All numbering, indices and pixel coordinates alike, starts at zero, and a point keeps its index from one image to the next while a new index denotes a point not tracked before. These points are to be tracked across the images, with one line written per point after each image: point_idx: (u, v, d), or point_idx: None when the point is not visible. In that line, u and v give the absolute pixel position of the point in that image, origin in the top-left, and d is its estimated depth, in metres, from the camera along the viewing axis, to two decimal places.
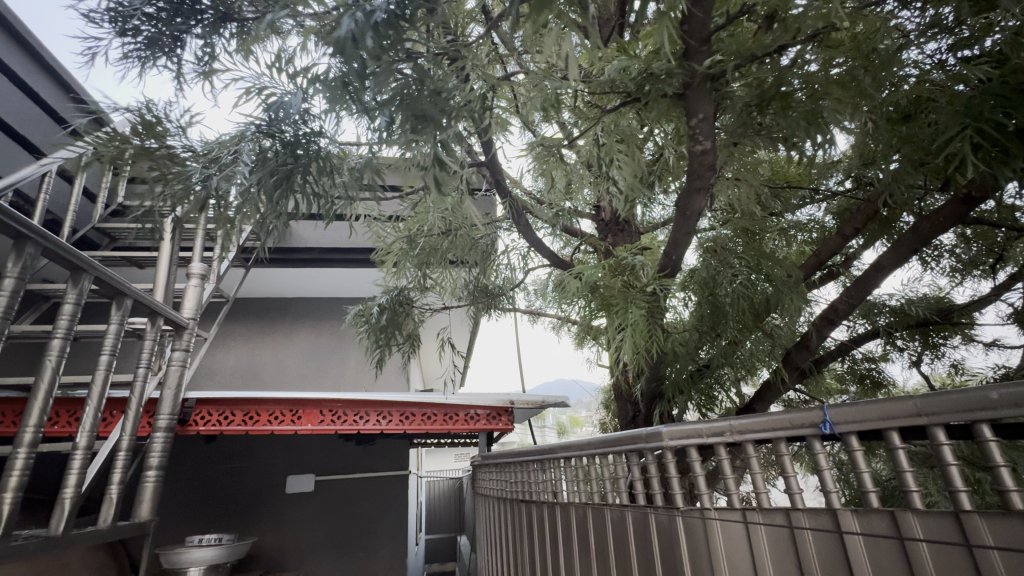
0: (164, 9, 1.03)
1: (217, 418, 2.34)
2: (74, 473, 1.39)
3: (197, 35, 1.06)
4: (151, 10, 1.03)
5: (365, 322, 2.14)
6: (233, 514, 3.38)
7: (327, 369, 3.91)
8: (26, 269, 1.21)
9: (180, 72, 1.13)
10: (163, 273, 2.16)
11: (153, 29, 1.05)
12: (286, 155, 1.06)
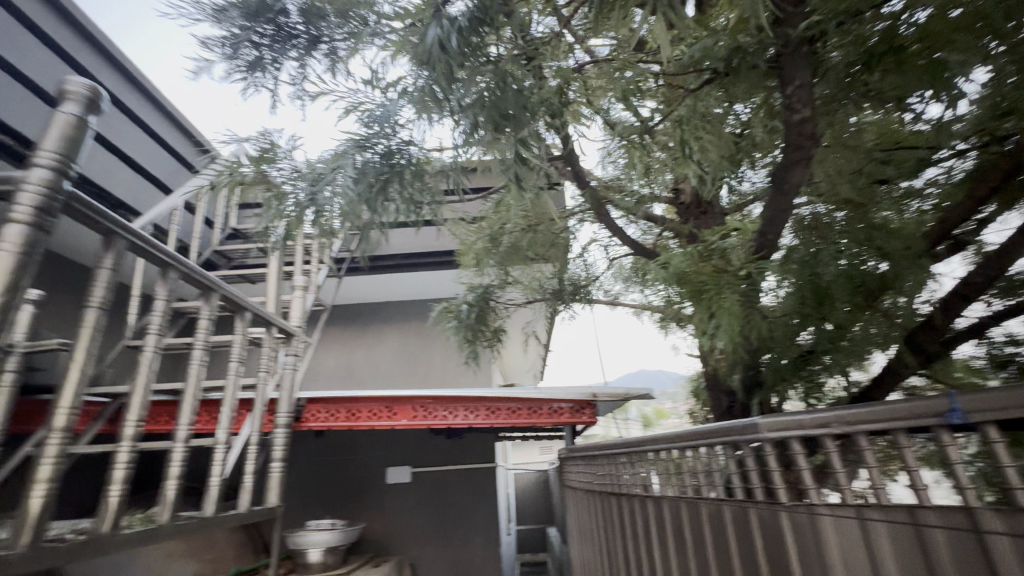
0: (269, 38, 1.35)
1: (325, 415, 2.57)
2: (217, 463, 1.62)
3: (293, 57, 1.39)
4: (257, 38, 1.34)
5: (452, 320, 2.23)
6: (343, 502, 3.71)
7: (416, 365, 4.15)
8: (172, 292, 1.45)
9: (278, 93, 1.44)
10: (273, 288, 2.39)
11: (258, 54, 1.35)
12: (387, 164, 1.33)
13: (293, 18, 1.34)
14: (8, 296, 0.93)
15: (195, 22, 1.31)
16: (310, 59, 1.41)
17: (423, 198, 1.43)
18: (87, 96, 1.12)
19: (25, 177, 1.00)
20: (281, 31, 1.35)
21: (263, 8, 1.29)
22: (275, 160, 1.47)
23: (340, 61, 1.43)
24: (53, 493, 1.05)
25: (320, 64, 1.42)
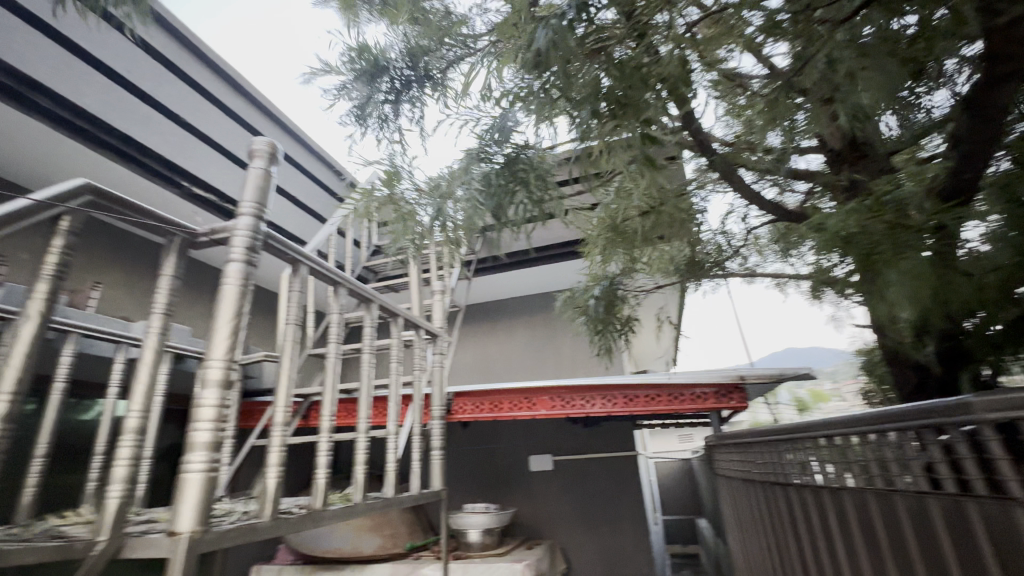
0: (388, 92, 1.55)
1: (470, 407, 2.77)
2: (390, 451, 1.85)
3: (411, 99, 1.56)
4: (378, 95, 1.55)
5: (584, 312, 2.23)
6: (493, 488, 3.96)
7: (546, 357, 4.25)
8: (343, 306, 1.71)
9: (404, 138, 1.62)
10: (415, 293, 2.65)
11: (382, 109, 1.56)
12: (506, 169, 1.42)
13: (401, 65, 1.53)
14: (237, 318, 1.18)
15: (331, 106, 1.59)
16: (423, 96, 1.57)
17: (544, 194, 1.47)
18: (269, 151, 1.36)
19: (235, 224, 1.26)
20: (400, 81, 1.54)
21: (374, 67, 1.51)
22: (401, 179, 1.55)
23: (448, 87, 1.58)
24: (280, 474, 1.31)
25: (433, 98, 1.58)
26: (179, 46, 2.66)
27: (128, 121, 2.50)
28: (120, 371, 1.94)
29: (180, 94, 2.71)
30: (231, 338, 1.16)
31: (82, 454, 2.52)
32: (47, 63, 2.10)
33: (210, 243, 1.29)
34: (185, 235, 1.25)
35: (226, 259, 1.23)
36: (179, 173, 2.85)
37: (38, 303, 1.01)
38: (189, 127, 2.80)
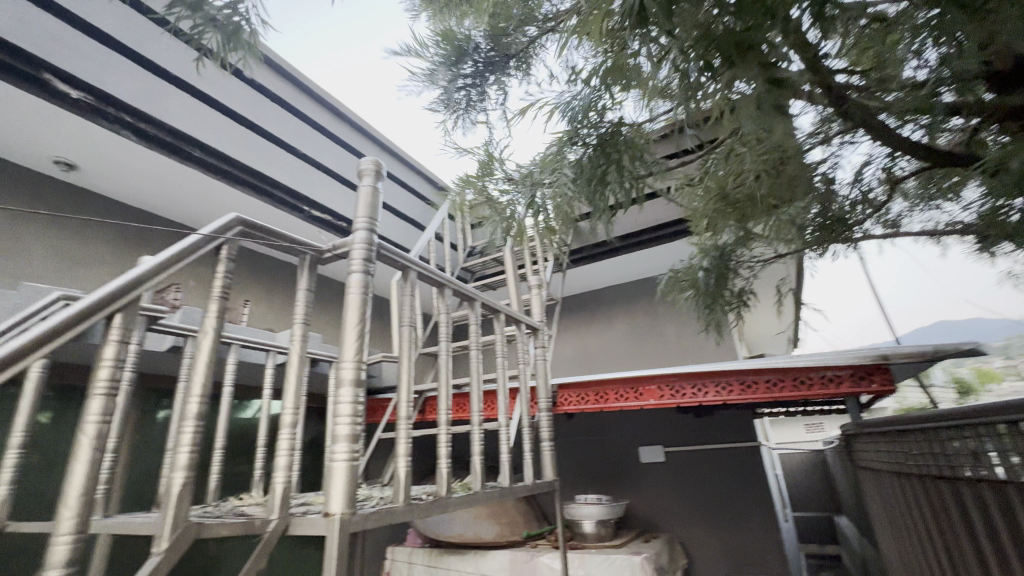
0: (471, 76, 1.57)
1: (576, 399, 2.77)
2: (503, 443, 1.93)
3: (494, 83, 1.59)
4: (462, 82, 1.57)
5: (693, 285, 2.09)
6: (604, 480, 3.93)
7: (649, 344, 4.11)
8: (450, 305, 1.81)
9: (491, 120, 1.66)
10: (514, 289, 2.71)
11: (469, 93, 1.59)
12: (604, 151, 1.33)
13: (483, 49, 1.54)
14: (361, 323, 1.31)
15: (417, 94, 1.62)
16: (507, 79, 1.60)
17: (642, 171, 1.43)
18: (374, 169, 1.49)
19: (353, 239, 1.39)
20: (482, 64, 1.56)
21: (459, 53, 1.52)
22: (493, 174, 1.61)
23: (529, 67, 1.61)
24: (409, 464, 1.43)
25: (517, 79, 1.62)
26: (290, 91, 3.17)
27: (258, 158, 2.85)
28: (271, 374, 2.23)
29: (296, 131, 3.14)
30: (358, 342, 1.29)
31: (247, 448, 2.95)
32: (200, 119, 2.56)
33: (334, 259, 1.46)
34: (314, 253, 1.42)
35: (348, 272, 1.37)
36: (301, 199, 3.14)
37: (212, 318, 1.14)
38: (303, 156, 3.17)
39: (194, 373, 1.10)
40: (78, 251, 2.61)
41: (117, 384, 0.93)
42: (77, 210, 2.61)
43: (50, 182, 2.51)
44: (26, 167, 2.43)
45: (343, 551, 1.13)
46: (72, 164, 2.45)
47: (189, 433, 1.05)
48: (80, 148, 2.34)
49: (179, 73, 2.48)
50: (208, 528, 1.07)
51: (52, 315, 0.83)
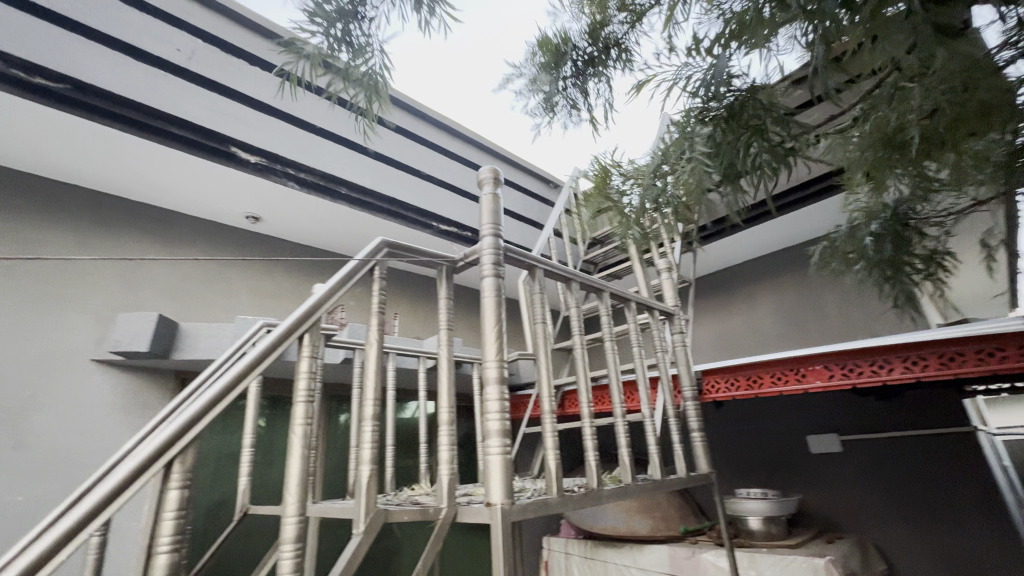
0: (571, 75, 1.43)
1: (724, 385, 2.56)
2: (650, 434, 1.86)
3: (594, 79, 1.43)
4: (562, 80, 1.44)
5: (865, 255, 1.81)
6: (767, 473, 3.56)
7: (806, 318, 3.63)
8: (579, 298, 1.81)
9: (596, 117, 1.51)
10: (641, 275, 2.60)
11: (569, 94, 1.45)
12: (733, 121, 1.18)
13: (584, 47, 1.41)
14: (498, 325, 1.38)
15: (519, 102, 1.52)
16: (608, 70, 1.43)
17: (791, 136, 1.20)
18: (492, 176, 1.55)
19: (481, 246, 1.48)
20: (582, 61, 1.42)
21: (560, 52, 1.40)
22: (610, 181, 1.58)
23: (635, 57, 1.41)
24: (558, 456, 1.46)
25: (619, 71, 1.44)
26: (409, 119, 3.48)
27: (390, 185, 3.19)
28: (423, 378, 2.46)
29: (417, 154, 3.44)
30: (498, 341, 1.36)
31: (411, 444, 3.30)
32: (342, 161, 2.95)
33: (467, 267, 1.56)
34: (449, 264, 1.54)
35: (481, 277, 1.46)
36: (430, 216, 3.42)
37: (375, 331, 1.31)
38: (427, 178, 3.47)
39: (367, 381, 1.26)
40: (271, 287, 3.19)
41: (312, 392, 1.12)
42: (268, 253, 3.21)
43: (246, 235, 3.13)
44: (228, 224, 3.06)
45: (507, 539, 1.20)
46: (258, 217, 3.01)
47: (370, 431, 1.22)
48: (261, 202, 2.86)
49: (326, 127, 2.94)
50: (393, 513, 1.22)
51: (262, 340, 1.04)
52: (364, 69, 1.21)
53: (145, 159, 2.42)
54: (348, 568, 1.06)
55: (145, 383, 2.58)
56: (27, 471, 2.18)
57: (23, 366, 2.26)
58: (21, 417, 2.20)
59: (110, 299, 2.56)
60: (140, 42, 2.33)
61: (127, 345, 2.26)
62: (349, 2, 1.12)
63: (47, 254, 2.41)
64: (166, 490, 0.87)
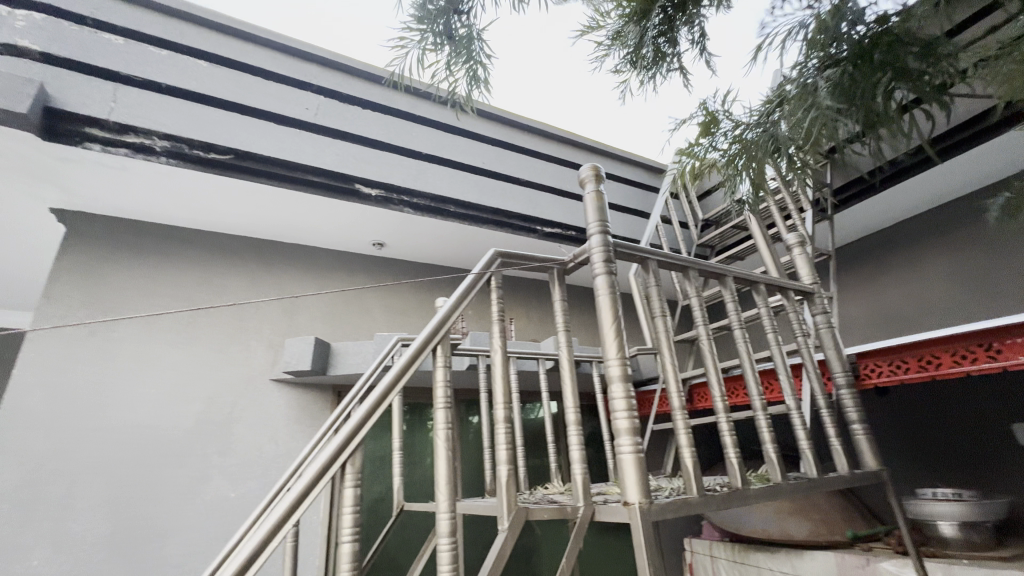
0: (663, 25, 1.33)
1: (888, 368, 2.18)
2: (799, 428, 1.69)
3: (686, 25, 1.34)
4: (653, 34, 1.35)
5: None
6: (960, 470, 2.98)
7: (993, 281, 2.98)
8: (699, 286, 1.70)
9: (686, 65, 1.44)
10: (768, 254, 2.35)
11: (660, 47, 1.37)
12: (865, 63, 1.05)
13: None
14: (617, 322, 1.37)
15: (603, 60, 1.52)
16: (701, 13, 1.33)
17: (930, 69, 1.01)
18: (593, 174, 1.53)
19: (590, 246, 1.47)
20: (672, 6, 1.30)
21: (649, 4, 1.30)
22: (718, 125, 1.37)
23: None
24: (695, 454, 1.40)
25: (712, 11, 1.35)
26: (502, 130, 3.65)
27: (494, 196, 3.30)
28: (545, 378, 2.51)
29: (514, 162, 3.55)
30: (619, 338, 1.35)
31: (538, 444, 3.39)
32: (449, 181, 3.15)
33: (577, 267, 1.57)
34: (560, 267, 1.57)
35: (594, 276, 1.46)
36: (533, 220, 3.44)
37: (498, 338, 1.38)
38: (526, 184, 3.55)
39: (495, 386, 1.34)
40: (399, 304, 3.51)
41: (450, 397, 1.22)
42: (394, 274, 3.54)
43: (375, 260, 3.50)
44: (359, 252, 3.44)
45: (651, 540, 1.18)
46: (383, 243, 3.34)
47: (504, 432, 1.29)
48: (384, 229, 3.18)
49: (429, 152, 3.19)
50: (534, 511, 1.27)
51: (402, 354, 1.16)
52: (465, 57, 1.26)
53: (289, 206, 2.83)
54: (498, 562, 1.13)
55: (310, 397, 3.00)
56: (236, 472, 2.68)
57: (224, 387, 2.78)
58: (227, 428, 2.72)
59: (277, 329, 3.03)
60: (280, 107, 2.76)
61: (294, 365, 2.67)
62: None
63: (231, 296, 2.95)
64: (343, 488, 1.02)
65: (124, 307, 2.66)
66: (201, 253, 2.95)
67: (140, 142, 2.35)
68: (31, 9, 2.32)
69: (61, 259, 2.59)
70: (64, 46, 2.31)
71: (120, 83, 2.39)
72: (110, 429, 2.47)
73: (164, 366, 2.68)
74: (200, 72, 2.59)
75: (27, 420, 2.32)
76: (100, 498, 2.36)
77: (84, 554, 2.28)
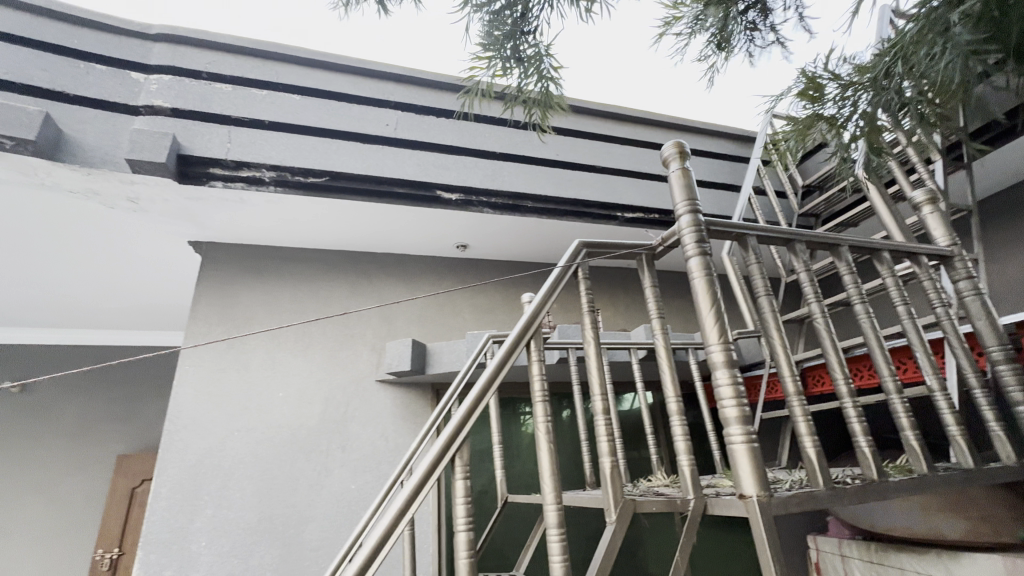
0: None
1: None
2: (947, 413, 1.47)
3: None
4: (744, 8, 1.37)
5: None
6: None
7: None
8: (808, 260, 1.54)
9: (783, 35, 1.42)
10: (891, 219, 2.06)
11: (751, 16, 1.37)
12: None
13: None
14: (716, 306, 1.29)
15: (687, 48, 1.47)
16: None
17: None
18: (677, 151, 1.45)
19: (678, 227, 1.40)
20: None
21: None
22: (823, 93, 1.31)
23: None
24: (818, 443, 1.27)
25: None
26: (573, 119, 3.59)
27: (571, 186, 3.26)
28: (639, 369, 2.43)
29: (589, 150, 3.48)
30: (719, 323, 1.27)
31: (635, 436, 3.31)
32: (525, 176, 3.17)
33: (666, 251, 1.51)
34: (648, 252, 1.51)
35: (686, 258, 1.38)
36: (613, 207, 3.34)
37: (590, 330, 1.36)
38: (602, 171, 3.46)
39: (591, 378, 1.32)
40: (486, 302, 3.60)
41: (547, 391, 1.23)
42: (479, 273, 3.64)
43: (460, 261, 3.62)
44: (445, 255, 3.58)
45: (774, 536, 1.10)
46: (466, 244, 3.44)
47: (604, 424, 1.27)
48: (467, 231, 3.28)
49: (503, 150, 3.23)
50: (641, 504, 1.24)
51: (498, 350, 1.19)
52: (536, 76, 1.33)
53: (380, 218, 3.02)
54: (608, 556, 1.12)
55: (412, 395, 3.19)
56: (354, 466, 2.93)
57: (338, 389, 3.05)
58: (343, 426, 2.98)
59: (378, 334, 3.26)
60: (364, 126, 2.95)
61: (396, 365, 2.85)
62: (514, 23, 1.25)
63: (336, 306, 3.22)
64: (454, 480, 1.08)
65: (251, 322, 3.03)
66: (308, 269, 3.26)
67: (252, 175, 2.65)
68: (161, 73, 2.71)
69: (201, 285, 3.01)
70: (187, 100, 2.66)
71: (232, 126, 2.71)
72: (249, 429, 2.83)
73: (287, 372, 3.01)
74: (295, 105, 2.86)
75: (187, 423, 2.74)
76: (247, 489, 2.72)
77: (239, 537, 2.63)
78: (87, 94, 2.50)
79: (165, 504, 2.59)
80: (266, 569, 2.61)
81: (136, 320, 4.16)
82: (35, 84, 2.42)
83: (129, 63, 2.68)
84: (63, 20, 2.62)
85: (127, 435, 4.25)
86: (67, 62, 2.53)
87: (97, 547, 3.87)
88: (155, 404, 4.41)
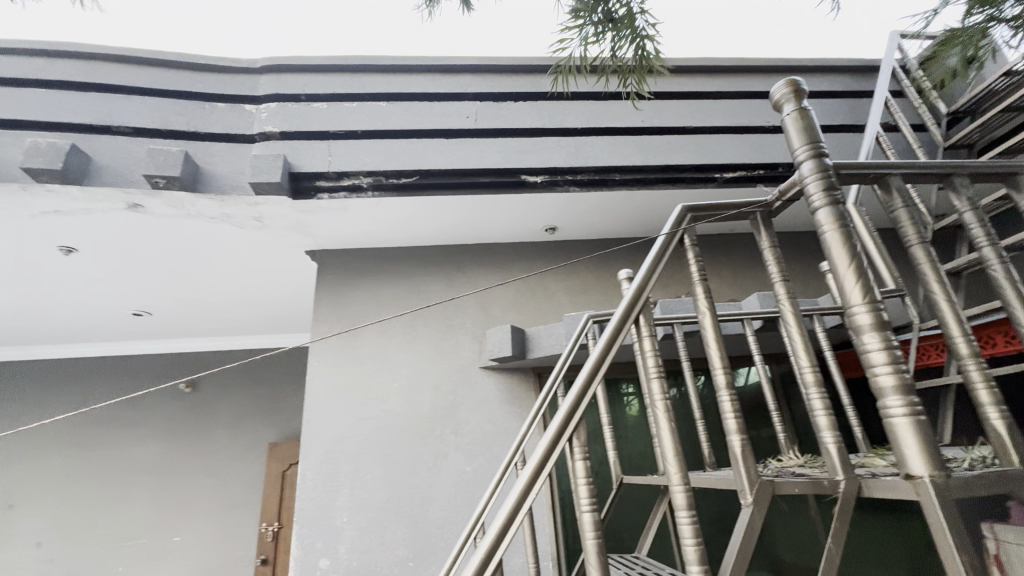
0: None
1: None
2: None
3: None
4: None
5: None
6: None
7: None
8: (975, 196, 1.28)
9: None
10: None
11: None
12: None
13: None
14: (856, 261, 1.12)
15: None
16: None
17: None
18: (791, 90, 1.26)
19: (800, 176, 1.24)
20: None
21: None
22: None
23: None
24: (1007, 413, 1.06)
25: None
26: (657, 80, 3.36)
27: (661, 152, 3.05)
28: (756, 340, 2.22)
29: (678, 110, 3.22)
30: (862, 281, 1.11)
31: (754, 413, 3.07)
32: (611, 148, 3.03)
33: (785, 205, 1.35)
34: (763, 209, 1.36)
35: (813, 210, 1.22)
36: (710, 169, 3.09)
37: (703, 299, 1.26)
38: (694, 132, 3.21)
39: (710, 351, 1.23)
40: (581, 284, 3.54)
41: (662, 367, 1.17)
42: (570, 255, 3.58)
43: (550, 245, 3.59)
44: (535, 240, 3.57)
45: (956, 521, 0.93)
46: (555, 226, 3.41)
47: (729, 400, 1.17)
48: (555, 213, 3.24)
49: (584, 124, 3.12)
50: (780, 485, 1.13)
51: (605, 329, 1.14)
52: (630, 37, 1.19)
53: (469, 209, 3.09)
54: (748, 541, 1.04)
55: (515, 380, 3.25)
56: (468, 449, 3.07)
57: (446, 378, 3.21)
58: (455, 412, 3.13)
59: (478, 323, 3.36)
60: (446, 122, 3.03)
61: (499, 351, 2.92)
62: None
63: (436, 298, 3.38)
64: (574, 460, 1.07)
65: (363, 319, 3.29)
66: (408, 266, 3.45)
67: (352, 183, 2.85)
68: (268, 102, 3.00)
69: (320, 289, 3.32)
70: (292, 122, 2.92)
71: (330, 140, 2.93)
72: (373, 416, 3.08)
73: (399, 363, 3.22)
74: (382, 111, 3.01)
75: (320, 413, 3.06)
76: (376, 471, 2.98)
77: (374, 514, 2.90)
78: (213, 131, 2.86)
79: (311, 484, 2.93)
80: (400, 543, 2.85)
81: (270, 325, 4.74)
82: (175, 128, 2.81)
83: (242, 97, 3.00)
84: (187, 68, 3.00)
85: (274, 426, 4.86)
86: (195, 105, 2.90)
87: (262, 521, 4.52)
88: (293, 398, 4.99)
